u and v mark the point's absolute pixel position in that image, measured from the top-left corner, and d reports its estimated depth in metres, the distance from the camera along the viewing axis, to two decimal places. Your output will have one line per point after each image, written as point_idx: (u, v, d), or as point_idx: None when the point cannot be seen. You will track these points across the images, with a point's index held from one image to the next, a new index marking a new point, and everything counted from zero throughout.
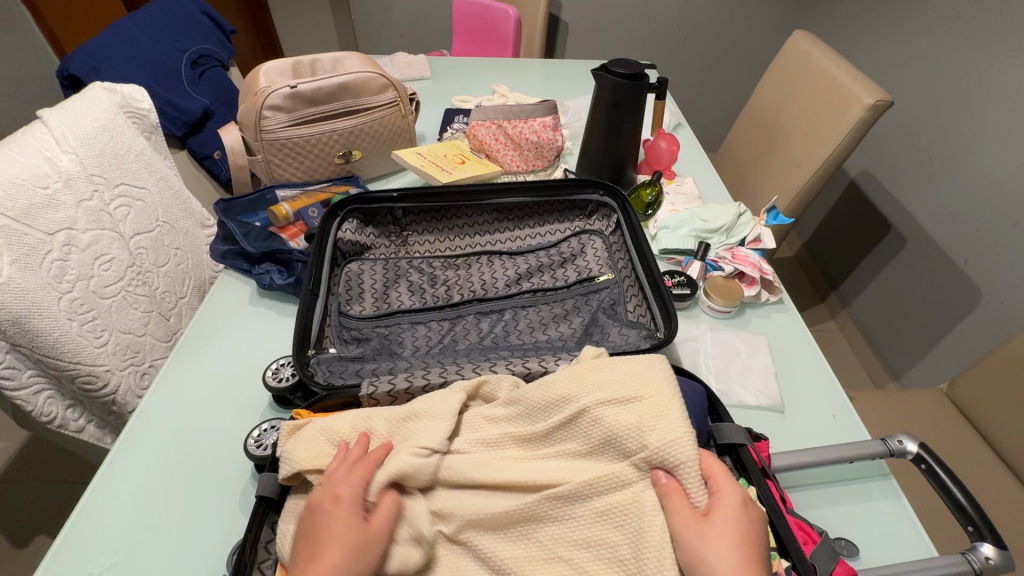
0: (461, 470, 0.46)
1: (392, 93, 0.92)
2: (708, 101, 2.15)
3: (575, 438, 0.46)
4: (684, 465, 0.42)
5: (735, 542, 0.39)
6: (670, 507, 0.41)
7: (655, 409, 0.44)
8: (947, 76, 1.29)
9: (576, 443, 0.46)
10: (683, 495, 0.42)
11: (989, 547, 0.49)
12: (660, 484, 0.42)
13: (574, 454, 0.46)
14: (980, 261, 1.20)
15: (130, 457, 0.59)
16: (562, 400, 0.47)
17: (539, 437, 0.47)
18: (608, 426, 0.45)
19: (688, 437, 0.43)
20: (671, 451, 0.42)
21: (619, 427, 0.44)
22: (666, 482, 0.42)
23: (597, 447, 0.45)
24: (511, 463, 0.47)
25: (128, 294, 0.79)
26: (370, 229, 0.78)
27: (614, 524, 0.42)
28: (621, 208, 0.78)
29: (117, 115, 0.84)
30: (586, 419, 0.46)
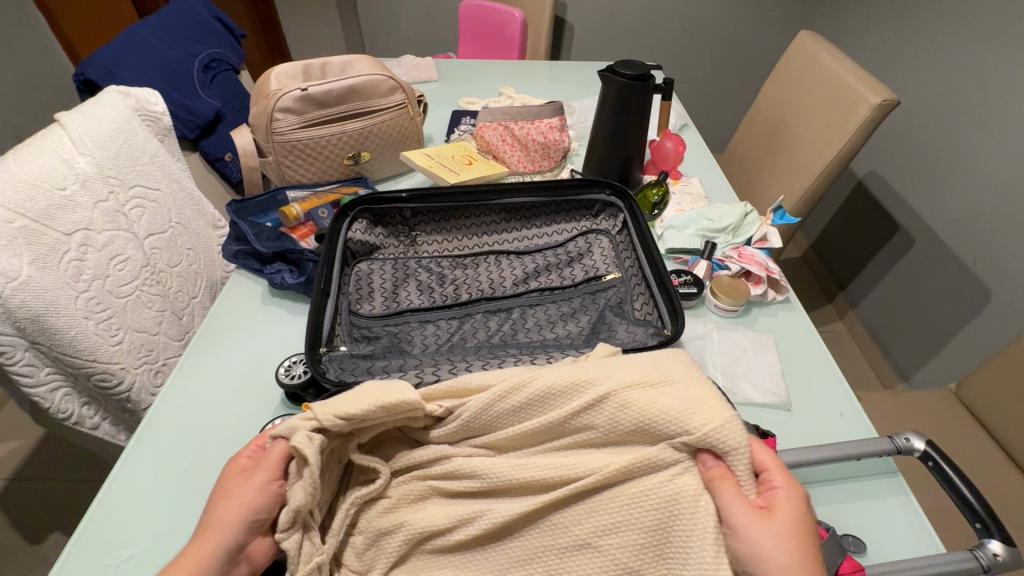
0: (486, 467, 0.46)
1: (401, 96, 0.94)
2: (714, 102, 2.15)
3: (597, 423, 0.45)
4: (734, 451, 0.42)
5: (794, 536, 0.39)
6: (720, 495, 0.41)
7: (684, 394, 0.44)
8: (954, 75, 1.28)
9: (600, 429, 0.45)
10: (732, 478, 0.41)
11: (997, 543, 0.49)
12: (708, 468, 0.42)
13: (596, 441, 0.46)
14: (988, 261, 1.19)
15: (145, 453, 0.61)
16: (584, 384, 0.46)
17: (555, 426, 0.46)
18: (636, 410, 0.44)
19: (738, 423, 0.42)
20: (721, 437, 0.42)
21: (651, 413, 0.44)
22: (716, 470, 0.42)
23: (625, 433, 0.45)
24: (523, 457, 0.47)
25: (142, 293, 0.81)
26: (380, 229, 0.79)
27: (645, 510, 0.42)
28: (629, 208, 0.79)
29: (132, 118, 0.86)
30: (611, 404, 0.45)
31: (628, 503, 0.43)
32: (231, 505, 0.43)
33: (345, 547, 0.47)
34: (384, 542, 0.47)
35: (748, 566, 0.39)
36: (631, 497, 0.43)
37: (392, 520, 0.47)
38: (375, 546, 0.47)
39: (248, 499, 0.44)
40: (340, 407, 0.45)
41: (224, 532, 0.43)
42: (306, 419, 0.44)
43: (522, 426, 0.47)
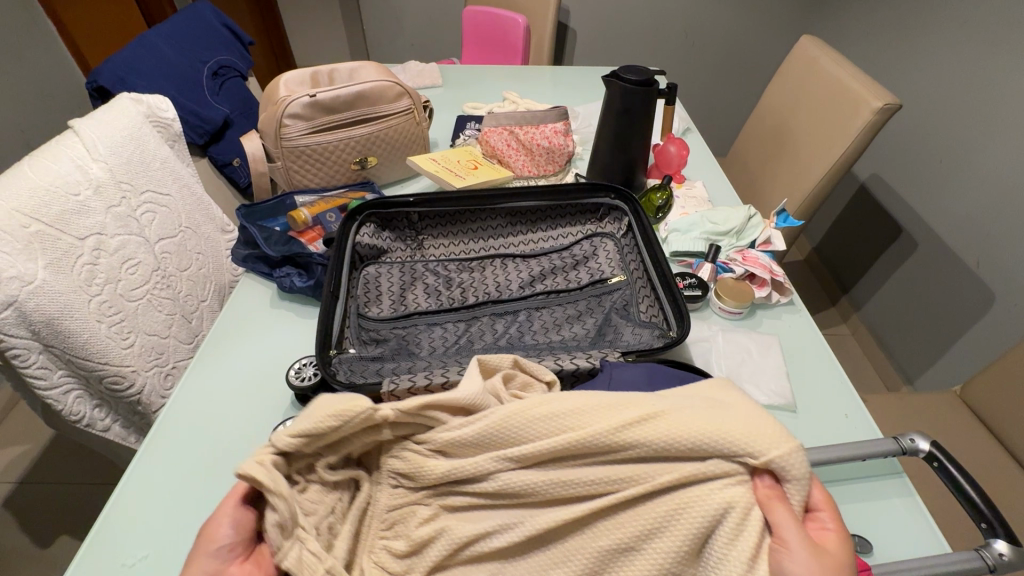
0: (530, 482, 0.44)
1: (407, 101, 0.95)
2: (715, 105, 2.16)
3: (643, 442, 0.43)
4: (794, 480, 0.42)
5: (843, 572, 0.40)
6: (772, 512, 0.40)
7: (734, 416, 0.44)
8: (955, 79, 1.29)
9: (648, 446, 0.43)
10: (787, 502, 0.41)
11: (1002, 543, 0.50)
12: (761, 488, 0.42)
13: (637, 458, 0.43)
14: (992, 263, 1.19)
15: (158, 454, 0.62)
16: (624, 406, 0.44)
17: (600, 444, 0.43)
18: (685, 429, 0.43)
19: (802, 454, 0.42)
20: (788, 464, 0.41)
21: (700, 433, 0.42)
22: (767, 488, 0.42)
23: (671, 451, 0.43)
24: (565, 470, 0.44)
25: (153, 297, 0.82)
26: (387, 233, 0.80)
27: (687, 522, 0.41)
28: (634, 211, 0.80)
29: (143, 125, 0.87)
30: (657, 422, 0.43)
31: (674, 512, 0.41)
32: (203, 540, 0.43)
33: (379, 550, 0.46)
34: (426, 550, 0.45)
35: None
36: (679, 506, 0.42)
37: (433, 527, 0.45)
38: (417, 551, 0.46)
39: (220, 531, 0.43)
40: (293, 428, 0.43)
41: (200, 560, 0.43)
42: (261, 448, 0.44)
43: (564, 438, 0.43)
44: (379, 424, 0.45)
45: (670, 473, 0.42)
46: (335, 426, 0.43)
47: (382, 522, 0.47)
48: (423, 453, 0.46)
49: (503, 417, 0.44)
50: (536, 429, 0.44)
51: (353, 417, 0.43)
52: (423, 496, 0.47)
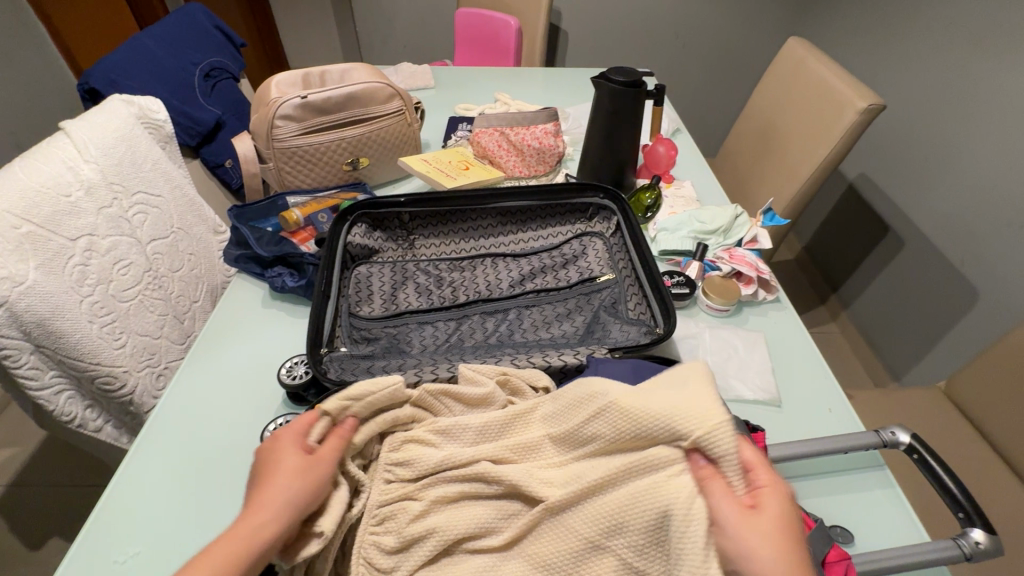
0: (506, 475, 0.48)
1: (399, 102, 0.96)
2: (707, 107, 2.18)
3: (602, 430, 0.45)
4: (724, 456, 0.40)
5: (780, 539, 0.38)
6: (712, 495, 0.39)
7: (685, 390, 0.43)
8: (940, 80, 1.31)
9: (605, 434, 0.45)
10: (720, 480, 0.40)
11: (979, 532, 0.51)
12: (699, 467, 0.41)
13: (600, 448, 0.46)
14: (976, 261, 1.21)
15: (150, 453, 0.62)
16: (592, 394, 0.47)
17: (569, 435, 0.48)
18: (631, 416, 0.43)
19: (728, 424, 0.40)
20: (713, 440, 0.40)
21: (643, 417, 0.43)
22: (703, 467, 0.40)
23: (626, 437, 0.44)
24: (541, 467, 0.49)
25: (144, 298, 0.82)
26: (378, 233, 0.81)
27: (636, 515, 0.41)
28: (622, 210, 0.81)
29: (135, 126, 0.87)
30: (612, 411, 0.45)
31: (626, 506, 0.42)
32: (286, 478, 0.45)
33: (369, 547, 0.48)
34: (417, 546, 0.47)
35: (737, 567, 0.37)
36: (630, 501, 0.42)
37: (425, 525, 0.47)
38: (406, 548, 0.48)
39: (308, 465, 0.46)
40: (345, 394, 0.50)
41: (276, 505, 0.43)
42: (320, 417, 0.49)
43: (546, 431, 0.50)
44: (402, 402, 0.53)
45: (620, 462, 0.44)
46: (374, 390, 0.51)
47: (372, 518, 0.49)
48: (426, 440, 0.51)
49: (504, 416, 0.52)
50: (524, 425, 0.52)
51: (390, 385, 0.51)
52: (414, 489, 0.50)
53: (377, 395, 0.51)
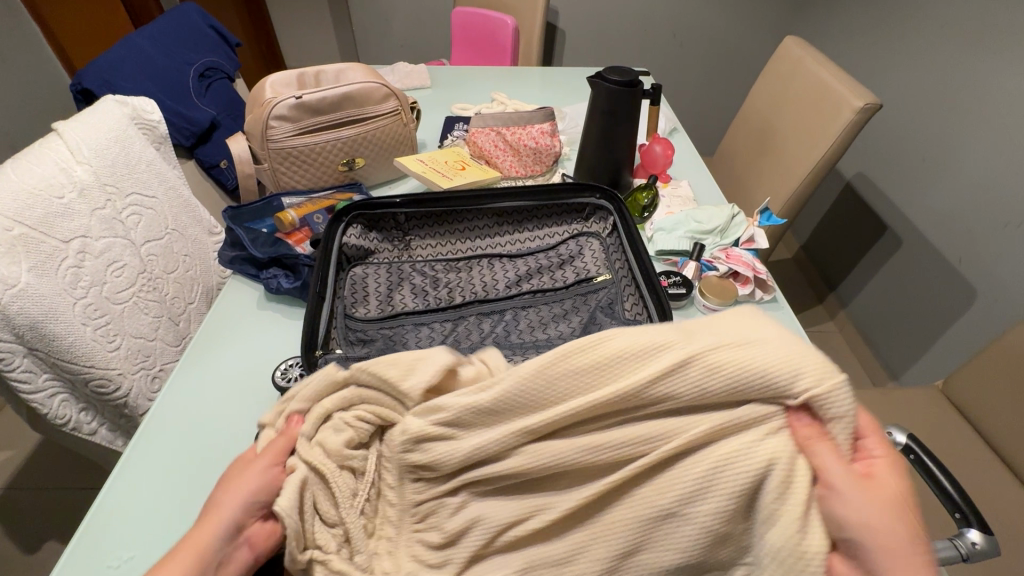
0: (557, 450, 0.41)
1: (394, 102, 0.95)
2: (703, 106, 2.18)
3: (681, 387, 0.40)
4: (836, 418, 0.39)
5: (893, 509, 0.38)
6: (817, 456, 0.38)
7: (770, 342, 0.40)
8: (937, 78, 1.31)
9: (685, 393, 0.40)
10: (828, 441, 0.39)
11: (976, 533, 0.52)
12: (801, 427, 0.39)
13: (672, 408, 0.40)
14: (974, 259, 1.21)
15: (144, 456, 0.62)
16: (663, 346, 0.41)
17: (630, 395, 0.40)
18: (728, 373, 0.39)
19: (845, 387, 0.39)
20: (830, 401, 0.38)
21: (745, 372, 0.39)
22: (806, 429, 0.39)
23: (713, 394, 0.39)
24: (591, 436, 0.41)
25: (138, 300, 0.82)
26: (373, 234, 0.80)
27: (728, 480, 0.38)
28: (619, 211, 0.82)
29: (128, 127, 0.87)
30: (696, 366, 0.39)
31: (712, 472, 0.39)
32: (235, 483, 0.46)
33: (415, 543, 0.45)
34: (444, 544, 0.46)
35: (851, 536, 0.37)
36: (720, 464, 0.39)
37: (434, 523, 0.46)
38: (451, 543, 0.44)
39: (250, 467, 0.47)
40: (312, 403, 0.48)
41: (226, 508, 0.45)
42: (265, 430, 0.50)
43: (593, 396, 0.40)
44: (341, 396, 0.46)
45: (702, 425, 0.40)
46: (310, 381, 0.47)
47: (412, 516, 0.45)
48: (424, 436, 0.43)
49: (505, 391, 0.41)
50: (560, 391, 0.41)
51: (324, 372, 0.47)
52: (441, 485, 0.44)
53: (316, 385, 0.47)
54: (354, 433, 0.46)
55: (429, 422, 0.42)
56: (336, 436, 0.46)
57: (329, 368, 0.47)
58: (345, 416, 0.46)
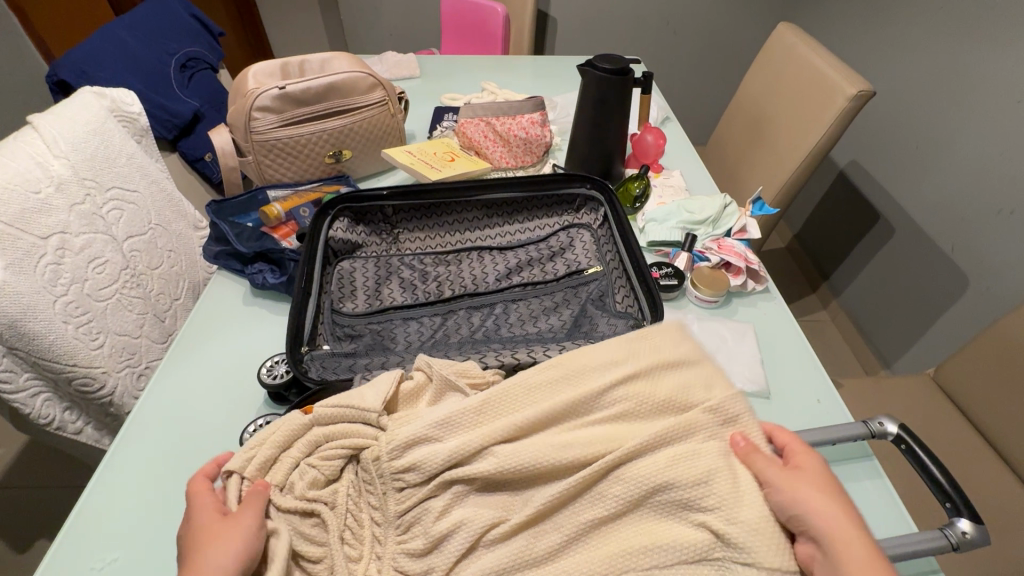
0: (541, 452, 0.46)
1: (381, 92, 0.93)
2: (696, 94, 2.16)
3: (608, 406, 0.48)
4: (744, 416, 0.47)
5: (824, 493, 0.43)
6: (754, 465, 0.44)
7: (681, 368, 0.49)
8: (930, 65, 1.30)
9: (612, 410, 0.48)
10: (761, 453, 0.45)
11: (966, 522, 0.51)
12: (739, 446, 0.45)
13: (607, 420, 0.48)
14: (967, 248, 1.21)
15: (128, 456, 0.61)
16: (618, 361, 0.50)
17: (571, 405, 0.48)
18: (642, 396, 0.48)
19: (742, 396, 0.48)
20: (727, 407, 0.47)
21: (660, 394, 0.48)
22: (744, 445, 0.45)
23: (637, 411, 0.48)
24: (561, 438, 0.47)
25: (122, 296, 0.80)
26: (361, 227, 0.79)
27: (688, 475, 0.43)
28: (609, 201, 0.80)
29: (107, 119, 0.85)
30: (620, 391, 0.49)
31: (669, 468, 0.44)
32: (202, 551, 0.41)
33: (399, 555, 0.46)
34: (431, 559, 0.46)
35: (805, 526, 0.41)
36: (676, 461, 0.44)
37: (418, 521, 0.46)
38: (435, 549, 0.45)
39: (219, 527, 0.42)
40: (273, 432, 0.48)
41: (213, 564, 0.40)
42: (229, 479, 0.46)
43: (542, 404, 0.48)
44: (308, 425, 0.49)
45: (650, 432, 0.46)
46: (271, 433, 0.48)
47: (397, 528, 0.47)
48: (428, 437, 0.47)
49: (480, 400, 0.48)
50: (526, 399, 0.49)
51: (282, 423, 0.49)
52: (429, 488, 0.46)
53: (276, 434, 0.48)
54: (318, 469, 0.47)
55: (423, 425, 0.48)
56: (302, 481, 0.47)
57: (290, 416, 0.49)
58: (310, 459, 0.48)
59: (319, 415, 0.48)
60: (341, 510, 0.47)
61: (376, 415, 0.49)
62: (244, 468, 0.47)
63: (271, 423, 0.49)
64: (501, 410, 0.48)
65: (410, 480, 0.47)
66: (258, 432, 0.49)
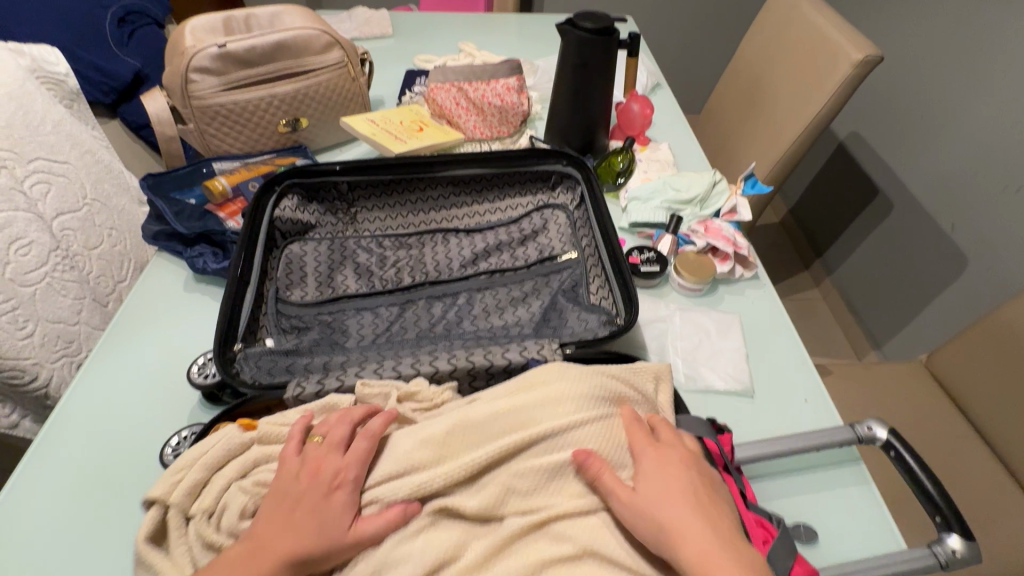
0: (504, 496, 0.42)
1: (339, 52, 0.84)
2: (692, 60, 2.05)
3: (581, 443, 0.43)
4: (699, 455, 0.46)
5: (667, 496, 0.42)
6: (606, 485, 0.42)
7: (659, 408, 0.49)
8: (941, 29, 1.21)
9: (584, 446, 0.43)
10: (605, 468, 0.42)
11: (956, 539, 0.47)
12: (587, 465, 0.42)
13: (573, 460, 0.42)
14: (968, 227, 1.15)
15: (45, 464, 0.55)
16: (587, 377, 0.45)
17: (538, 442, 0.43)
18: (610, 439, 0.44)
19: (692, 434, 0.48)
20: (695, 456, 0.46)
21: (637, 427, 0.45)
22: (592, 464, 0.42)
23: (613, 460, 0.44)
24: (518, 479, 0.42)
25: (54, 280, 0.73)
26: (314, 206, 0.72)
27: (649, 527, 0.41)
28: (587, 179, 0.73)
29: (27, 81, 0.76)
30: (596, 427, 0.44)
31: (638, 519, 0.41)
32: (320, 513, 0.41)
33: None
34: None
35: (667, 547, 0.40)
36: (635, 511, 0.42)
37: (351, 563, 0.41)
38: None
39: (335, 520, 0.41)
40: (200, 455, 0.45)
41: (310, 526, 0.41)
42: (150, 510, 0.43)
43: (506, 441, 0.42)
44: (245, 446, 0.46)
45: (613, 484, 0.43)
46: (206, 450, 0.45)
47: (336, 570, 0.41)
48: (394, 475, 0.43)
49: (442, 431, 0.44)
50: (483, 433, 0.43)
51: (221, 439, 0.46)
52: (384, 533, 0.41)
53: (210, 454, 0.45)
54: (251, 498, 0.44)
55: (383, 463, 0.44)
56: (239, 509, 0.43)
57: (228, 432, 0.46)
58: (245, 483, 0.44)
59: (265, 434, 0.47)
60: None
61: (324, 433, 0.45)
62: (170, 498, 0.43)
63: (206, 438, 0.46)
64: (462, 442, 0.43)
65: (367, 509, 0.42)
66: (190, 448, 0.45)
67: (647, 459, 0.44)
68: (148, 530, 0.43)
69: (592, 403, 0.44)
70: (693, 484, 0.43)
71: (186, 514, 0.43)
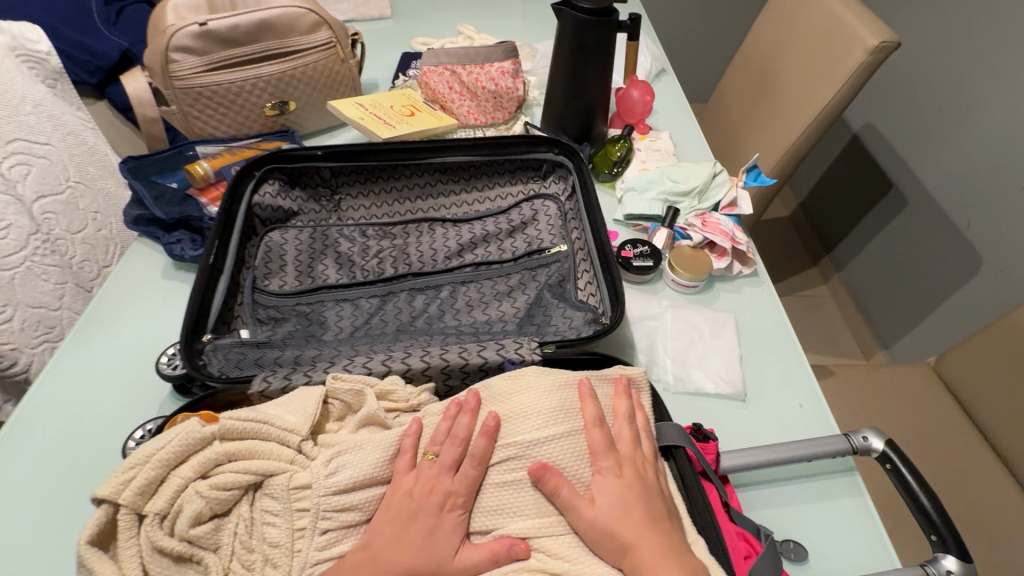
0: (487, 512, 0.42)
1: (327, 32, 0.81)
2: (702, 46, 1.99)
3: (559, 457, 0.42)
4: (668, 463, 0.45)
5: (625, 513, 0.40)
6: (562, 502, 0.40)
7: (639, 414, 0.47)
8: (963, 15, 1.15)
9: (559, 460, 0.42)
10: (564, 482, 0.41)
11: (952, 559, 0.45)
12: (545, 481, 0.40)
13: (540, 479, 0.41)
14: (984, 225, 1.10)
15: (12, 454, 0.53)
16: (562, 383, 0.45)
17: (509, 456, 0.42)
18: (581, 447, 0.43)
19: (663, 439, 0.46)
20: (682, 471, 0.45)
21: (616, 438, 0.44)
22: (550, 480, 0.40)
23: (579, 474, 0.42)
24: (503, 496, 0.42)
25: (34, 264, 0.71)
26: (296, 192, 0.69)
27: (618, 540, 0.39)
28: (578, 169, 0.69)
29: (6, 58, 0.74)
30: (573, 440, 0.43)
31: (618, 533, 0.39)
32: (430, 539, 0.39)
33: None
34: None
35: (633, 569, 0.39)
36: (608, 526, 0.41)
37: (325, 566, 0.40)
38: None
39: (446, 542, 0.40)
40: (159, 449, 0.42)
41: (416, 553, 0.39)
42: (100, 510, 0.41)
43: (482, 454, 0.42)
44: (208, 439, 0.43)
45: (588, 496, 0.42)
46: (163, 444, 0.42)
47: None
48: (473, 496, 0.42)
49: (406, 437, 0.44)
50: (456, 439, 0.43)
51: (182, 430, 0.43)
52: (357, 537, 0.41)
53: (169, 447, 0.42)
54: (207, 502, 0.41)
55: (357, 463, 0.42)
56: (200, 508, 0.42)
57: (191, 424, 0.43)
58: (200, 484, 0.42)
59: (225, 428, 0.43)
60: (227, 555, 0.41)
61: (299, 438, 0.44)
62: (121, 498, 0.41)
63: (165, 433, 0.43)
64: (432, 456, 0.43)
65: (350, 519, 0.42)
66: (148, 441, 0.42)
67: (603, 473, 0.42)
68: (94, 531, 0.40)
69: (562, 415, 0.43)
70: (654, 505, 0.41)
71: (139, 513, 0.41)
